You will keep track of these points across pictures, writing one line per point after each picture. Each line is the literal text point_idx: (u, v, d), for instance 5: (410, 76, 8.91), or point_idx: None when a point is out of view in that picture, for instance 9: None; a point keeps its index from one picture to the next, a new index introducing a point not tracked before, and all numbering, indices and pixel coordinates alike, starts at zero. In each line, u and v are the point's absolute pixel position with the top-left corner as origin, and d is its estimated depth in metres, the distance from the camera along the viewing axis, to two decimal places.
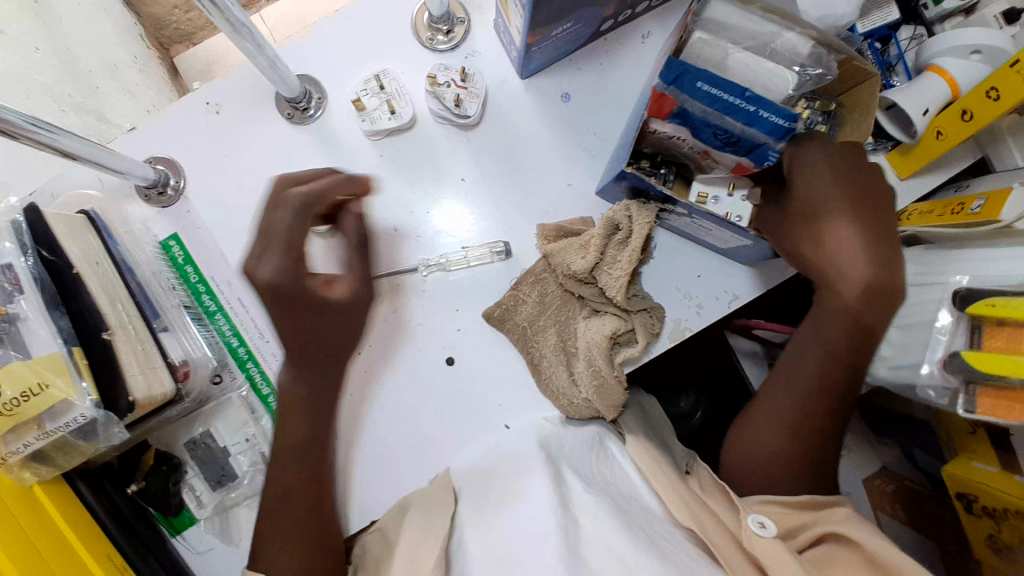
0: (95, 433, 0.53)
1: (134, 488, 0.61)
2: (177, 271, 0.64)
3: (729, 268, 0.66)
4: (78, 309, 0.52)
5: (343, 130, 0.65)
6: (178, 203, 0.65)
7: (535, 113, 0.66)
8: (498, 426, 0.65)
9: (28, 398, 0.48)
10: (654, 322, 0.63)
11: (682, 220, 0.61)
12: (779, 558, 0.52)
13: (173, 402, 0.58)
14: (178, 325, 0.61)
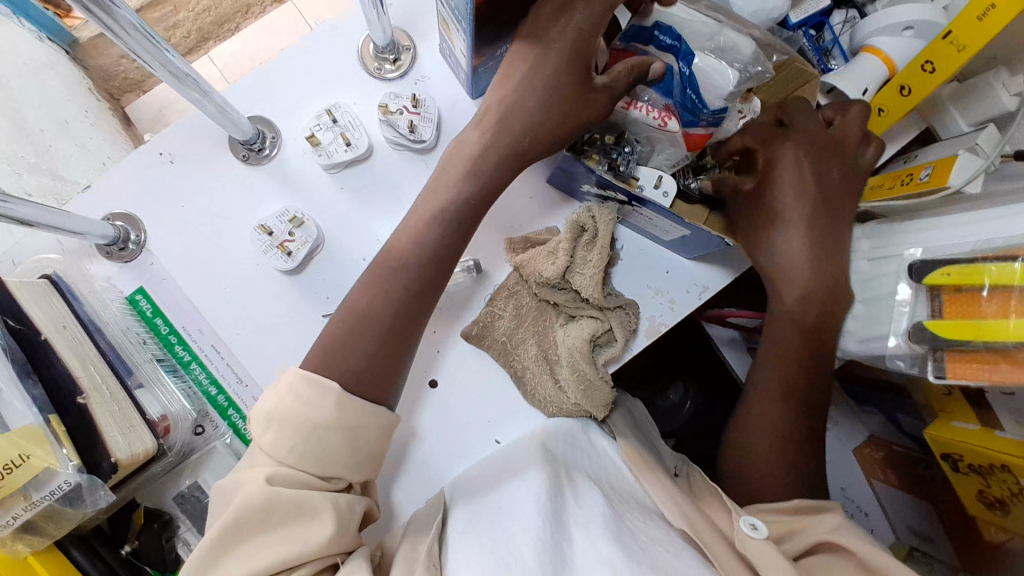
0: (83, 500, 0.50)
1: (128, 551, 0.58)
2: (148, 324, 0.63)
3: (698, 260, 0.67)
4: (51, 378, 0.50)
5: (302, 166, 0.65)
6: (141, 257, 0.63)
7: None
8: (489, 442, 0.65)
9: (10, 471, 0.46)
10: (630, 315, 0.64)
11: (642, 217, 0.62)
12: (770, 559, 0.51)
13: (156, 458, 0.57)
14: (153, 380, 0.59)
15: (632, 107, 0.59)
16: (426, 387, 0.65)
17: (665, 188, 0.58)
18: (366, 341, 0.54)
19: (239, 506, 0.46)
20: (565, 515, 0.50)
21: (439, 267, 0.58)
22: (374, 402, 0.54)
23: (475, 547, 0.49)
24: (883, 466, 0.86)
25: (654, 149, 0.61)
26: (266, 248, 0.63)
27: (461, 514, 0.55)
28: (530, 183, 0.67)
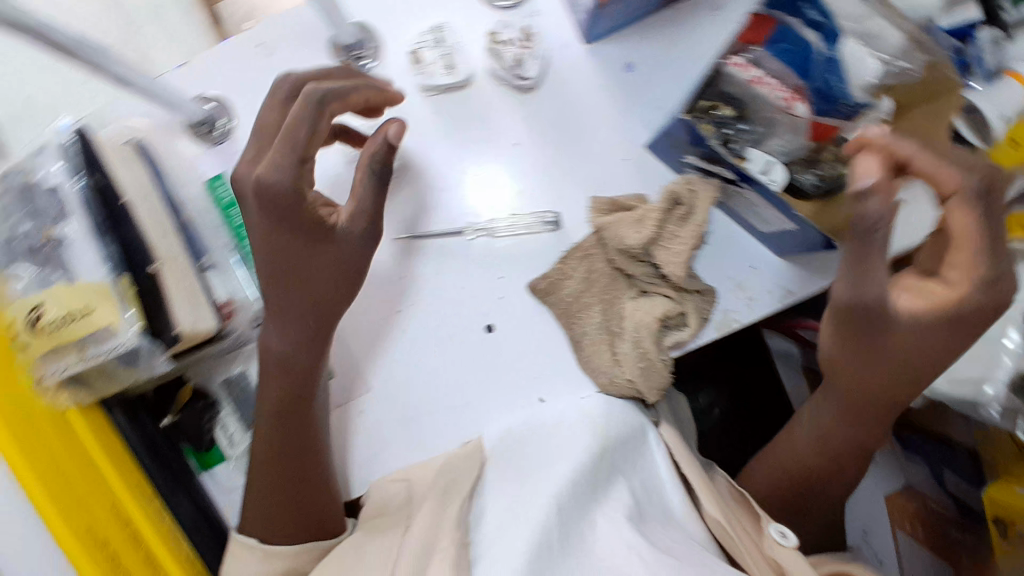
0: (137, 360, 0.48)
1: (168, 423, 0.61)
2: (217, 207, 0.59)
3: (789, 260, 0.63)
4: (124, 239, 0.49)
5: (397, 82, 0.62)
6: (226, 144, 0.62)
7: (595, 77, 0.62)
8: (533, 398, 0.63)
9: (72, 319, 0.47)
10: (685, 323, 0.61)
11: (745, 201, 0.57)
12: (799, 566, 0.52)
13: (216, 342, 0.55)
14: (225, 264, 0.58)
15: (756, 83, 0.54)
16: (481, 332, 0.64)
17: (774, 172, 0.52)
18: (268, 315, 0.55)
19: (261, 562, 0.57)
20: (586, 506, 0.53)
21: (305, 258, 0.54)
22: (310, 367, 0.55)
23: (498, 530, 0.52)
24: (912, 519, 0.80)
25: (772, 130, 0.55)
26: None
27: (487, 488, 0.57)
28: (627, 143, 0.61)
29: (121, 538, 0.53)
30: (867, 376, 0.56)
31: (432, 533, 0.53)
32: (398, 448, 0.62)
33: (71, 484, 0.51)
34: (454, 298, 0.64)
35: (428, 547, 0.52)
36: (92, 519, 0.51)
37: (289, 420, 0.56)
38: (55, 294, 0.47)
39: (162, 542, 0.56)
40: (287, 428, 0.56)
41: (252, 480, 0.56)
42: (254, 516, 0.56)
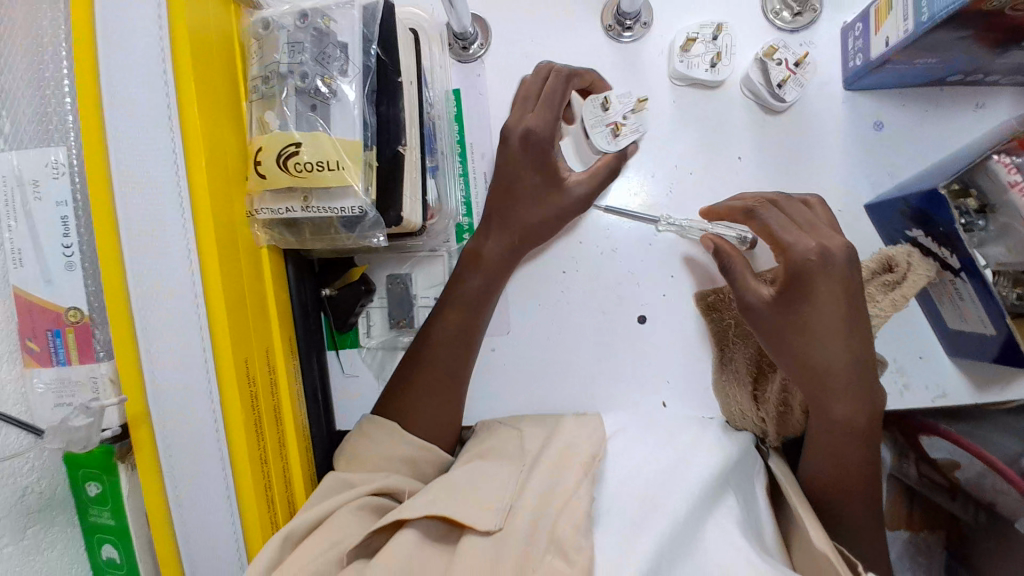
0: (357, 229, 0.51)
1: (326, 294, 0.63)
2: (455, 125, 0.63)
3: (957, 365, 0.63)
4: (386, 115, 0.52)
5: (654, 63, 0.63)
6: (474, 65, 0.64)
7: (842, 126, 0.62)
8: (656, 401, 0.65)
9: (320, 169, 0.48)
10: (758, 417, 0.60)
11: (949, 293, 0.58)
12: None
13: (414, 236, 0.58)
14: (444, 171, 0.61)
15: (1016, 190, 0.51)
16: (634, 320, 0.65)
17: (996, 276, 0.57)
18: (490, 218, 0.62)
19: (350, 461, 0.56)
20: (708, 508, 0.50)
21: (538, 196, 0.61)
22: (489, 284, 0.60)
23: (619, 503, 0.51)
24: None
25: (1002, 237, 0.55)
26: (593, 119, 0.61)
27: (608, 460, 0.55)
28: (847, 197, 0.62)
29: (264, 386, 0.55)
30: (829, 395, 0.53)
31: (551, 486, 0.51)
32: (518, 394, 0.66)
33: (245, 325, 0.52)
34: (617, 279, 0.65)
35: (547, 500, 0.49)
36: (251, 362, 0.53)
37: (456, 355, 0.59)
38: (313, 140, 0.47)
39: (289, 401, 0.58)
40: (444, 319, 0.60)
41: (411, 396, 0.58)
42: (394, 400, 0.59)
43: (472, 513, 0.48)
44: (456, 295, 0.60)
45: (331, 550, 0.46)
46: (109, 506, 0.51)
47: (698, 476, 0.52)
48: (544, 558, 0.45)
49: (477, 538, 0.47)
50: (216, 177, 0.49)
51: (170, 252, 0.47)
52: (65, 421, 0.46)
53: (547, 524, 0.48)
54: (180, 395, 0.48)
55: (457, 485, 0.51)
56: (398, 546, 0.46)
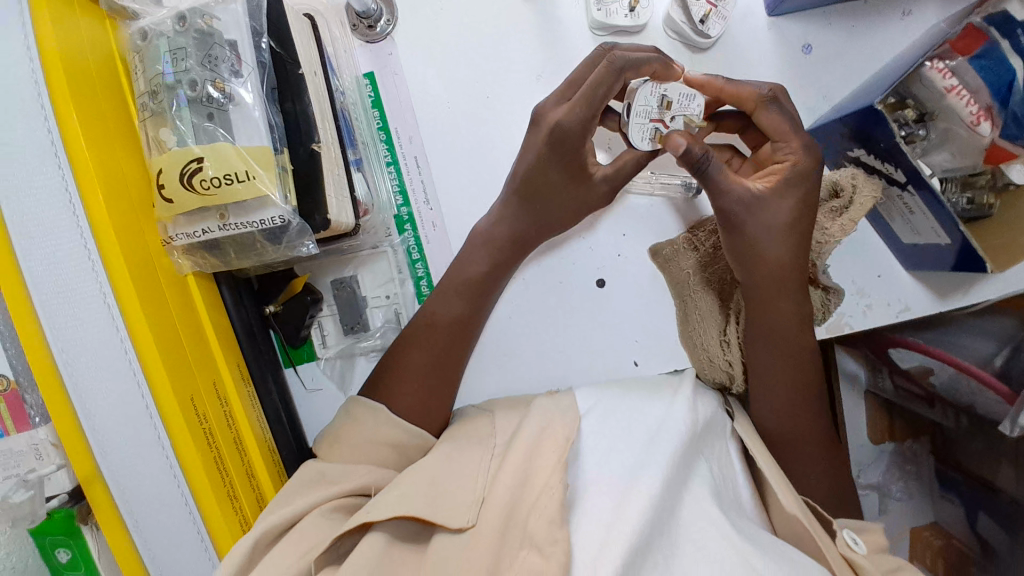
0: (284, 240, 0.48)
1: (270, 312, 0.60)
2: (376, 112, 0.61)
3: (915, 278, 0.63)
4: (294, 112, 0.49)
5: (570, 16, 0.61)
6: (382, 44, 0.60)
7: (771, 53, 0.61)
8: (627, 362, 0.64)
9: (228, 183, 0.45)
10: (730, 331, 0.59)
11: (899, 207, 0.57)
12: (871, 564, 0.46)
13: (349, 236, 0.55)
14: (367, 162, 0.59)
15: (953, 94, 0.52)
16: (591, 285, 0.63)
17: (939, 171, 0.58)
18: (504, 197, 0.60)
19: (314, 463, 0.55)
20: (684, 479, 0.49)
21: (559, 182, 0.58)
22: (482, 268, 0.59)
23: (594, 491, 0.48)
24: (936, 554, 0.80)
25: (945, 143, 0.56)
26: (645, 112, 0.54)
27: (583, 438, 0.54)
28: None
29: (218, 420, 0.52)
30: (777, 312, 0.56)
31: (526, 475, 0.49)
32: (487, 379, 0.64)
33: (184, 361, 0.49)
34: (571, 245, 0.63)
35: (518, 495, 0.48)
36: (198, 399, 0.50)
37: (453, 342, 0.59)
38: (215, 154, 0.44)
39: (250, 429, 0.55)
40: (441, 304, 0.59)
41: (399, 380, 0.58)
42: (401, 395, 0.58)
43: (444, 512, 0.48)
44: (451, 282, 0.59)
45: (303, 551, 0.46)
46: (83, 570, 0.49)
47: (671, 439, 0.51)
48: (518, 555, 0.44)
49: (447, 537, 0.47)
50: (118, 211, 0.46)
51: (83, 297, 0.43)
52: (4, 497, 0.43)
53: (519, 524, 0.46)
54: (125, 448, 0.45)
55: (434, 477, 0.51)
56: (369, 546, 0.46)
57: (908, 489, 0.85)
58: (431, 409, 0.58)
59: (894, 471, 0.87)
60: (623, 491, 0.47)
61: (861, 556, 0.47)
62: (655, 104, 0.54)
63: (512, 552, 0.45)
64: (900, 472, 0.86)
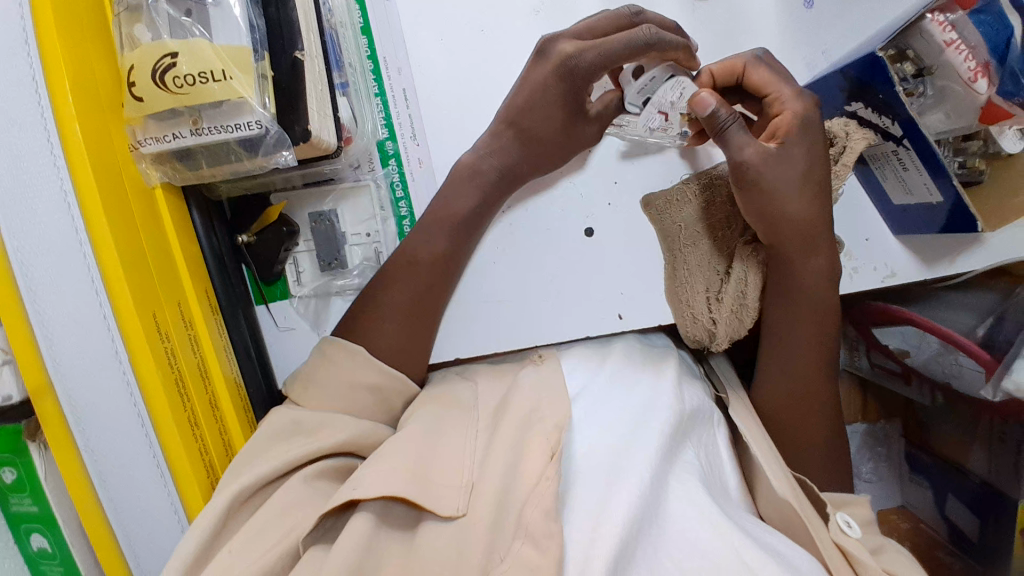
0: (260, 150, 0.46)
1: (243, 242, 0.58)
2: (364, 38, 0.58)
3: (904, 243, 0.63)
4: (279, 18, 0.46)
5: None
6: None
7: (772, 5, 0.60)
8: (612, 314, 0.63)
9: (203, 82, 0.42)
10: (722, 292, 0.59)
11: (893, 164, 0.56)
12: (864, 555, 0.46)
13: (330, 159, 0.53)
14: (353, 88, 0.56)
15: (953, 49, 0.49)
16: (580, 235, 0.62)
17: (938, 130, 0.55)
18: (493, 133, 0.58)
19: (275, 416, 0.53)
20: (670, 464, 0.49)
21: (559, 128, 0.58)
22: (472, 207, 0.57)
23: (585, 477, 0.48)
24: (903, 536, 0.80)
25: (941, 102, 0.54)
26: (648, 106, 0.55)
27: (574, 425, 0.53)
28: None
29: (183, 344, 0.49)
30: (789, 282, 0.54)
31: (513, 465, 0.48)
32: (470, 325, 0.62)
33: (150, 281, 0.46)
34: (559, 193, 0.61)
35: (510, 483, 0.47)
36: (163, 321, 0.47)
37: (433, 282, 0.57)
38: (191, 49, 0.41)
39: (217, 361, 0.53)
40: (424, 241, 0.57)
41: (376, 319, 0.56)
42: (377, 338, 0.56)
43: (433, 499, 0.47)
44: (434, 219, 0.57)
45: (285, 530, 0.45)
46: (27, 493, 0.47)
47: (659, 425, 0.51)
48: (512, 546, 0.43)
49: (436, 523, 0.46)
50: (89, 110, 0.43)
51: (42, 196, 0.41)
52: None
53: (514, 511, 0.45)
54: (81, 360, 0.43)
55: (422, 455, 0.49)
56: (355, 527, 0.44)
57: (877, 471, 0.84)
58: (411, 351, 0.57)
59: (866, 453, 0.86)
60: (609, 475, 0.48)
61: (853, 542, 0.47)
62: (668, 98, 0.54)
63: (506, 542, 0.44)
64: (871, 453, 0.85)
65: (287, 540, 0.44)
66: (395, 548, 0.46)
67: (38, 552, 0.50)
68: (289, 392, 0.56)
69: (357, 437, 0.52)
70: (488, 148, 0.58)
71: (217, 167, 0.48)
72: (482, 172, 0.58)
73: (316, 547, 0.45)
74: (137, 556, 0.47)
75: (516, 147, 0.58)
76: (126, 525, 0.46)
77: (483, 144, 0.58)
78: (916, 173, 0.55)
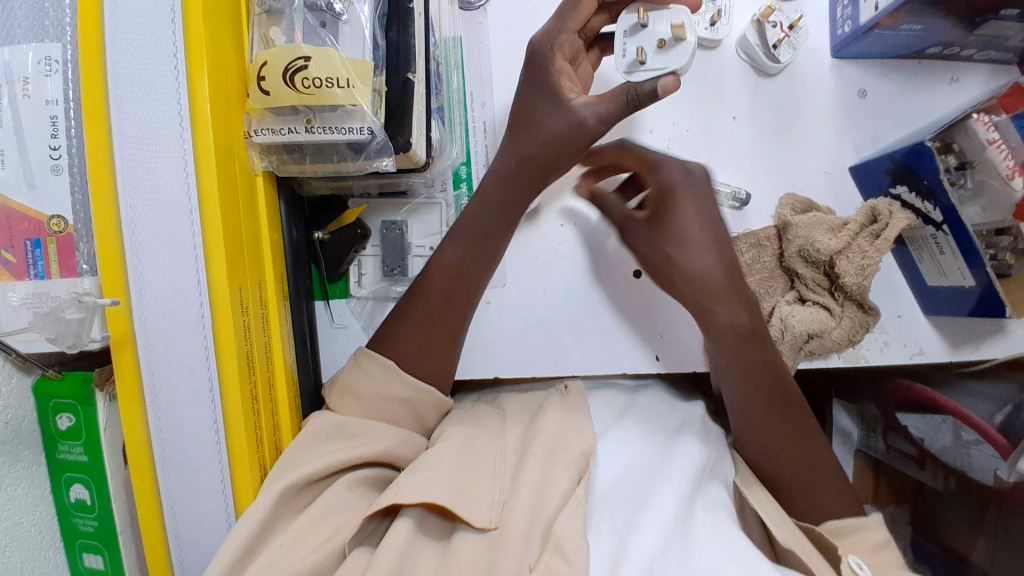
0: (363, 154, 0.50)
1: (319, 238, 0.62)
2: (459, 69, 0.63)
3: (933, 324, 0.66)
4: (396, 41, 0.51)
5: None
6: (475, 12, 0.64)
7: (829, 92, 0.65)
8: (649, 355, 0.66)
9: (328, 86, 0.46)
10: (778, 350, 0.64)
11: (930, 248, 0.60)
12: None
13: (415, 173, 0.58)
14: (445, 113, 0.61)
15: (993, 148, 0.54)
16: (628, 275, 0.65)
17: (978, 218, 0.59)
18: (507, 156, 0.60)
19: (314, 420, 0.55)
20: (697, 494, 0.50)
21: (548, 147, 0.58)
22: (479, 222, 0.59)
23: (610, 506, 0.49)
24: None
25: (979, 195, 0.58)
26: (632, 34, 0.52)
27: (599, 457, 0.54)
28: (833, 159, 0.66)
29: (257, 321, 0.52)
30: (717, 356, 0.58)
31: (544, 484, 0.50)
32: (514, 346, 0.66)
33: (241, 257, 0.50)
34: (612, 233, 0.65)
35: (544, 500, 0.49)
36: (245, 295, 0.50)
37: (455, 289, 0.59)
38: (322, 55, 0.46)
39: (280, 343, 0.55)
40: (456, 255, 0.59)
41: (400, 325, 0.58)
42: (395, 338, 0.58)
43: (469, 511, 0.49)
44: (463, 236, 0.60)
45: (330, 531, 0.48)
46: (82, 441, 0.47)
47: (688, 467, 0.52)
48: (541, 559, 0.44)
49: (470, 534, 0.48)
50: (219, 93, 0.47)
51: (164, 161, 0.45)
52: (56, 311, 0.43)
53: (543, 524, 0.47)
54: (168, 317, 0.46)
55: (458, 468, 0.51)
56: (395, 534, 0.46)
57: None
58: (448, 362, 0.59)
59: None
60: (636, 504, 0.49)
61: None
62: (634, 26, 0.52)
63: (538, 552, 0.46)
64: None
65: (331, 543, 0.47)
66: (428, 556, 0.47)
67: (74, 505, 0.49)
68: (325, 401, 0.58)
69: (395, 447, 0.55)
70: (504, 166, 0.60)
71: (318, 165, 0.52)
72: (483, 191, 0.59)
73: (360, 547, 0.47)
74: (174, 516, 0.48)
75: (525, 168, 0.59)
76: (171, 483, 0.48)
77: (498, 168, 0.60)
78: (951, 258, 0.59)
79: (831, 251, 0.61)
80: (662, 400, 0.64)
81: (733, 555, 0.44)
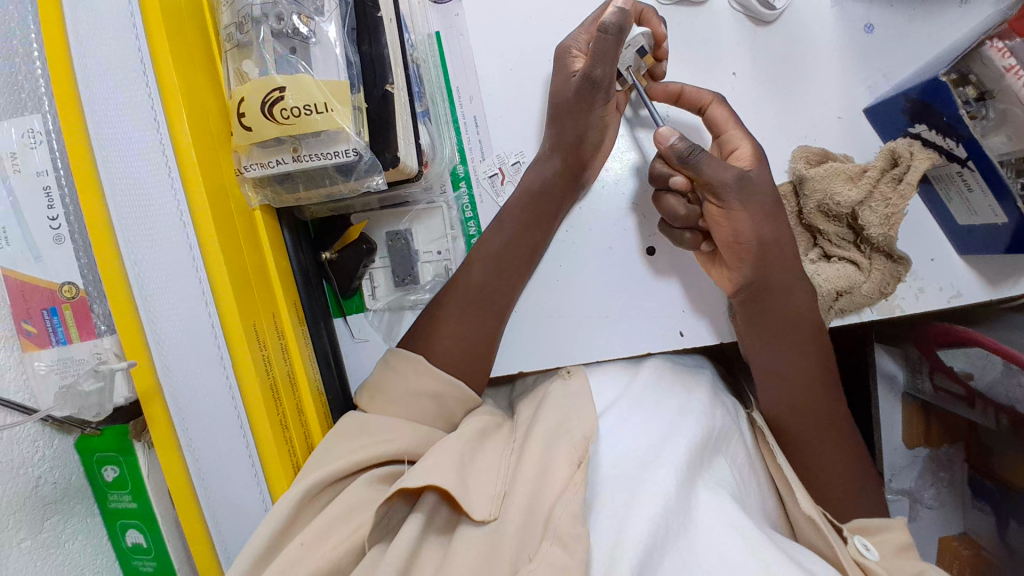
0: (354, 174, 0.50)
1: (327, 258, 0.62)
2: (439, 68, 0.62)
3: (968, 263, 0.62)
4: (371, 54, 0.51)
5: None
6: (450, 4, 0.62)
7: (833, 31, 0.62)
8: (673, 331, 0.64)
9: (308, 114, 0.46)
10: None
11: (957, 186, 0.57)
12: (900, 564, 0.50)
13: (412, 183, 0.57)
14: (429, 113, 0.60)
15: (1011, 75, 0.49)
16: (641, 253, 0.64)
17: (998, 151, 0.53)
18: (553, 162, 0.61)
19: (347, 418, 0.56)
20: (699, 475, 0.51)
21: (584, 114, 0.58)
22: (530, 227, 0.61)
23: (612, 489, 0.49)
24: (965, 565, 0.75)
25: (1002, 126, 0.52)
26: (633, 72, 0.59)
27: (603, 438, 0.54)
28: (846, 102, 0.62)
29: (276, 350, 0.53)
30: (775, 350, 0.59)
31: (543, 477, 0.50)
32: (534, 337, 0.65)
33: (249, 290, 0.50)
34: (618, 213, 0.64)
35: (539, 489, 0.49)
36: (260, 327, 0.51)
37: (491, 287, 0.61)
38: (297, 85, 0.46)
39: (304, 367, 0.56)
40: (490, 243, 0.62)
41: (439, 333, 0.60)
42: (442, 345, 0.60)
43: (467, 501, 0.49)
44: (513, 238, 0.61)
45: (350, 529, 0.48)
46: (128, 489, 0.50)
47: (684, 439, 0.52)
48: (541, 547, 0.45)
49: (470, 527, 0.48)
50: (202, 137, 0.47)
51: (159, 213, 0.45)
52: (74, 385, 0.44)
53: (542, 514, 0.47)
54: (190, 363, 0.47)
55: (461, 459, 0.51)
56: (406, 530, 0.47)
57: (938, 497, 0.80)
58: (475, 364, 0.61)
59: (927, 478, 0.81)
60: (638, 483, 0.49)
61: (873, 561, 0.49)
62: (633, 50, 0.57)
63: (534, 543, 0.46)
64: (933, 478, 0.81)
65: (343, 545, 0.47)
66: (433, 555, 0.48)
67: (132, 548, 0.52)
68: (357, 401, 0.59)
69: (415, 444, 0.55)
70: (540, 177, 0.61)
71: (313, 190, 0.53)
72: (539, 196, 0.61)
73: (380, 545, 0.48)
74: (226, 551, 0.50)
75: (564, 182, 0.61)
76: (218, 520, 0.50)
77: (536, 166, 0.62)
78: (979, 197, 0.56)
79: (852, 203, 0.59)
80: (691, 375, 0.63)
81: (742, 538, 0.45)
